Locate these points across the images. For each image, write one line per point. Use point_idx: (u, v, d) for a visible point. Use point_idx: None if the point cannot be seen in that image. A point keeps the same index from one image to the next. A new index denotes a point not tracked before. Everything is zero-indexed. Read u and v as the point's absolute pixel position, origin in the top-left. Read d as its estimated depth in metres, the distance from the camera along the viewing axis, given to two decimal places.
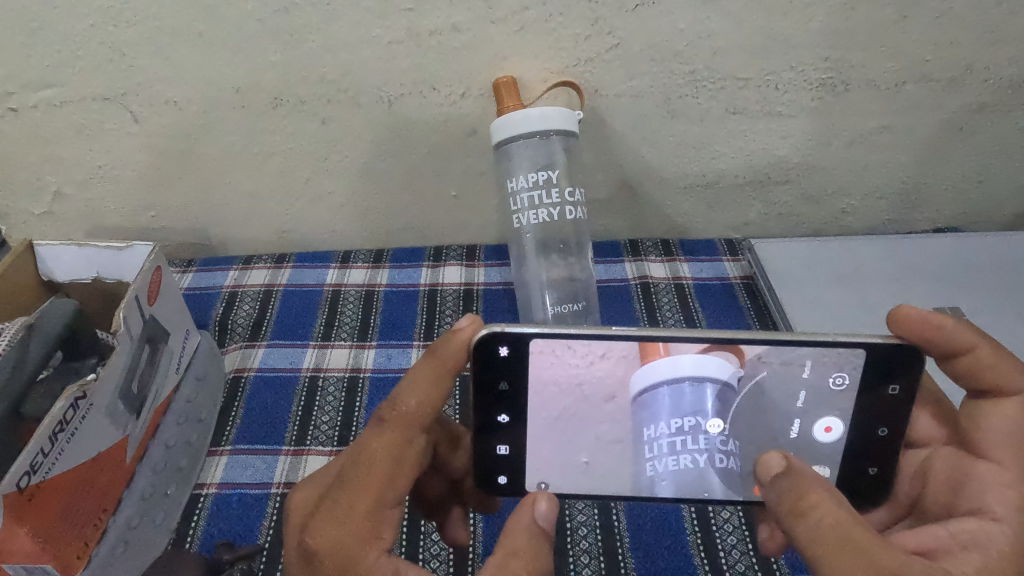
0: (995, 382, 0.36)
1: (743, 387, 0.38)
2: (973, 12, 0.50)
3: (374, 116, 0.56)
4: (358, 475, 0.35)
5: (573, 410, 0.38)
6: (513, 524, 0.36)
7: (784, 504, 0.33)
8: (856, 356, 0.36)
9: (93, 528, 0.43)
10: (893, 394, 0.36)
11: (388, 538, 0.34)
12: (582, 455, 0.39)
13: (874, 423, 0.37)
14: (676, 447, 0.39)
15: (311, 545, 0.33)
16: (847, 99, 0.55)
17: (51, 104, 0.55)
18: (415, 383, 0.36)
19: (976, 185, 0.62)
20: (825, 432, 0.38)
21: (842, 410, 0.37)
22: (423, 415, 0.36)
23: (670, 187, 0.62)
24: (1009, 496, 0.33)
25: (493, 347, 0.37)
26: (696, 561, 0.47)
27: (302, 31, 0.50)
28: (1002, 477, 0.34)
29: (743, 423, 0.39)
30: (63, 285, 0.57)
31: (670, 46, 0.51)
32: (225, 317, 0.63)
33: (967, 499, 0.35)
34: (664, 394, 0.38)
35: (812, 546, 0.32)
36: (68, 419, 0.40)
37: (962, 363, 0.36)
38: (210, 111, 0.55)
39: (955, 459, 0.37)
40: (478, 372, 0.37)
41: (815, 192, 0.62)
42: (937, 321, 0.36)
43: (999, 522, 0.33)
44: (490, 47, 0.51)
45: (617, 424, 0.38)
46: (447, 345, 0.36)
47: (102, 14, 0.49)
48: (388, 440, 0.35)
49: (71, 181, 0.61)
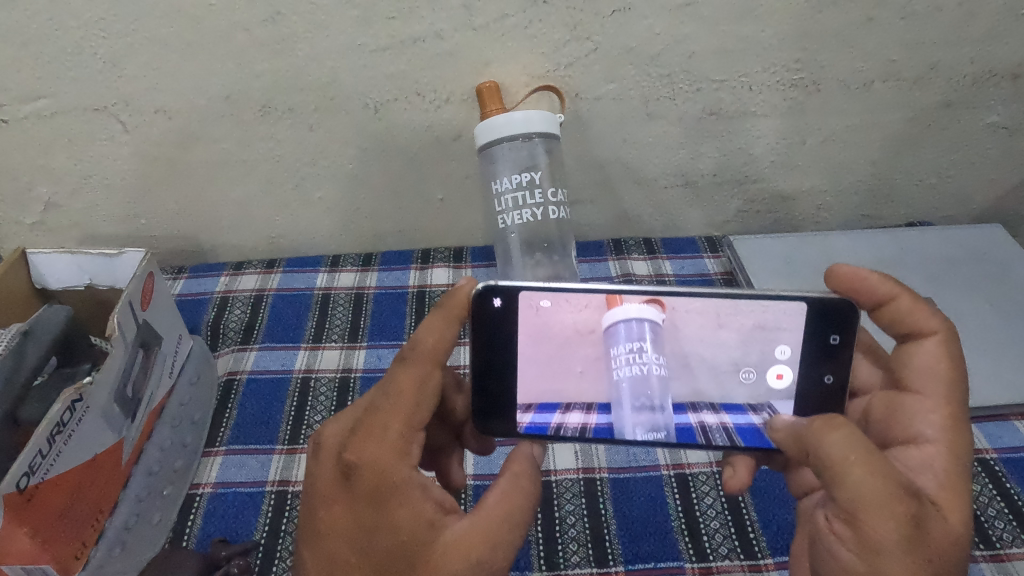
0: (915, 325, 0.37)
1: (690, 309, 0.39)
2: (936, 13, 0.51)
3: (360, 123, 0.57)
4: (387, 403, 0.36)
5: (532, 327, 0.40)
6: (516, 451, 0.39)
7: (818, 421, 0.33)
8: (799, 304, 0.38)
9: (90, 529, 0.44)
10: (835, 344, 0.38)
11: (415, 455, 0.36)
12: (543, 382, 0.41)
13: (820, 370, 0.39)
14: (632, 368, 0.40)
15: (350, 460, 0.35)
16: (819, 99, 0.57)
17: (41, 114, 0.55)
18: (427, 326, 0.38)
19: (945, 180, 0.64)
20: (778, 379, 0.40)
21: (791, 359, 0.39)
22: (439, 352, 0.38)
23: (651, 186, 0.64)
24: (935, 419, 0.34)
25: (489, 300, 0.39)
26: (681, 546, 0.48)
27: (288, 40, 0.51)
28: (925, 404, 0.35)
29: (697, 345, 0.40)
30: (56, 293, 0.57)
31: (647, 50, 0.53)
32: (218, 320, 0.64)
33: (899, 429, 0.36)
34: (605, 311, 0.40)
35: (842, 454, 0.32)
36: (65, 422, 0.40)
37: (887, 311, 0.38)
38: (198, 120, 0.56)
39: (886, 398, 0.37)
40: (474, 326, 0.40)
41: (790, 189, 0.64)
42: (863, 274, 0.38)
43: (932, 444, 0.34)
44: (474, 53, 0.52)
45: (576, 344, 0.41)
46: (452, 297, 0.38)
47: (90, 26, 0.50)
48: (408, 374, 0.37)
49: (63, 191, 0.61)
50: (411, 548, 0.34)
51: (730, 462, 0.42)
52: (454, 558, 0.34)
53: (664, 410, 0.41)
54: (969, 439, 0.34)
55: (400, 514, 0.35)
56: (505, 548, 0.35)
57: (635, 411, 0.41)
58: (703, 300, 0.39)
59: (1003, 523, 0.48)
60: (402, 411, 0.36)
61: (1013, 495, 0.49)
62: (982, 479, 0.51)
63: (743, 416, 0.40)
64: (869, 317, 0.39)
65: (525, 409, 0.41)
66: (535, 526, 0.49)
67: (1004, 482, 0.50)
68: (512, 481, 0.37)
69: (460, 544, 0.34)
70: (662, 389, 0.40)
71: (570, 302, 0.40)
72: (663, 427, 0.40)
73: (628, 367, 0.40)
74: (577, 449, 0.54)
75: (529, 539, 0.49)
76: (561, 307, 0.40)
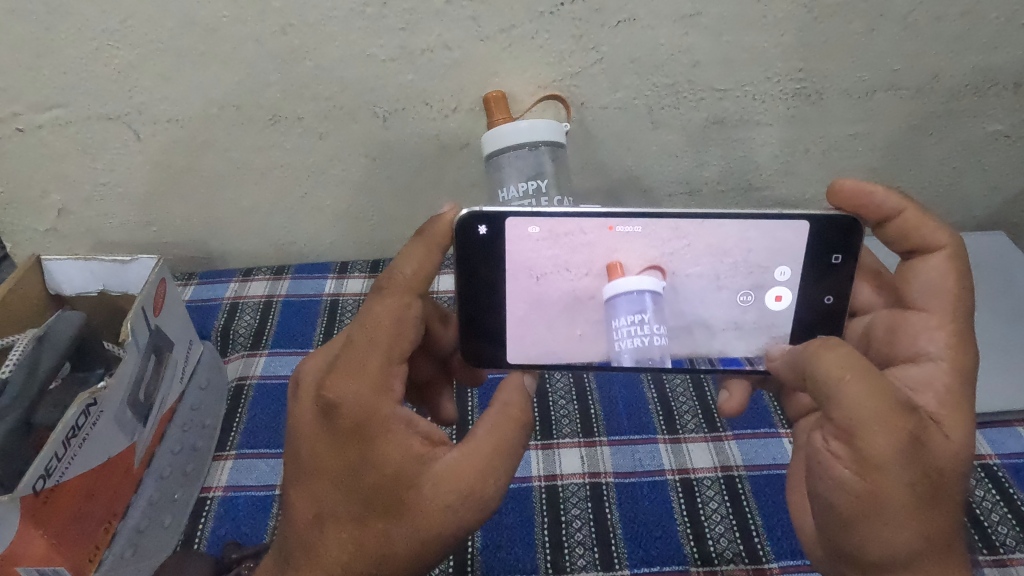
0: (922, 241, 0.39)
1: (690, 272, 0.42)
2: (937, 24, 0.52)
3: (369, 132, 0.57)
4: (367, 334, 0.38)
5: (531, 293, 0.44)
6: (508, 382, 0.41)
7: (819, 341, 0.36)
8: (801, 226, 0.40)
9: (103, 531, 0.45)
10: (836, 263, 0.41)
11: (398, 390, 0.38)
12: (543, 341, 0.45)
13: (822, 292, 0.42)
14: (634, 339, 0.43)
15: (330, 395, 0.37)
16: (822, 108, 0.57)
17: (56, 123, 0.56)
18: (408, 257, 0.40)
19: (948, 189, 0.65)
20: (776, 301, 0.43)
21: (791, 283, 0.42)
22: (419, 282, 0.40)
23: (655, 195, 0.64)
24: (939, 337, 0.37)
25: (473, 227, 0.41)
26: (686, 549, 0.49)
27: (299, 51, 0.52)
28: (930, 321, 0.38)
29: (695, 305, 0.43)
30: (70, 298, 0.58)
31: (652, 60, 0.53)
32: (227, 325, 0.65)
33: (903, 347, 0.39)
34: (605, 281, 0.42)
35: (837, 372, 0.34)
36: (80, 426, 0.41)
37: (893, 226, 0.40)
38: (210, 129, 0.57)
39: (890, 316, 0.41)
40: (462, 253, 0.42)
41: (794, 198, 0.65)
42: (869, 188, 0.39)
43: (936, 361, 0.37)
44: (481, 64, 0.53)
45: (577, 308, 0.44)
46: (434, 226, 0.41)
47: (106, 37, 0.51)
48: (388, 304, 0.39)
49: (76, 198, 0.62)
50: (399, 480, 0.36)
51: (725, 386, 0.48)
52: (444, 488, 0.36)
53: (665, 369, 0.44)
54: (969, 352, 0.37)
55: (384, 448, 0.36)
56: (495, 479, 0.37)
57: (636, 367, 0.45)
58: (704, 265, 0.42)
59: (1006, 528, 0.48)
60: (382, 343, 0.38)
61: (1014, 498, 0.50)
62: (985, 484, 0.51)
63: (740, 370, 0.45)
64: (875, 231, 0.41)
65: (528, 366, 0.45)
66: (542, 530, 0.50)
67: (1005, 484, 0.51)
68: (502, 411, 0.39)
69: (450, 475, 0.36)
70: (663, 352, 0.44)
71: (569, 270, 0.43)
72: None
73: (629, 340, 0.43)
74: (583, 453, 0.55)
75: (537, 543, 0.49)
76: (560, 275, 0.43)
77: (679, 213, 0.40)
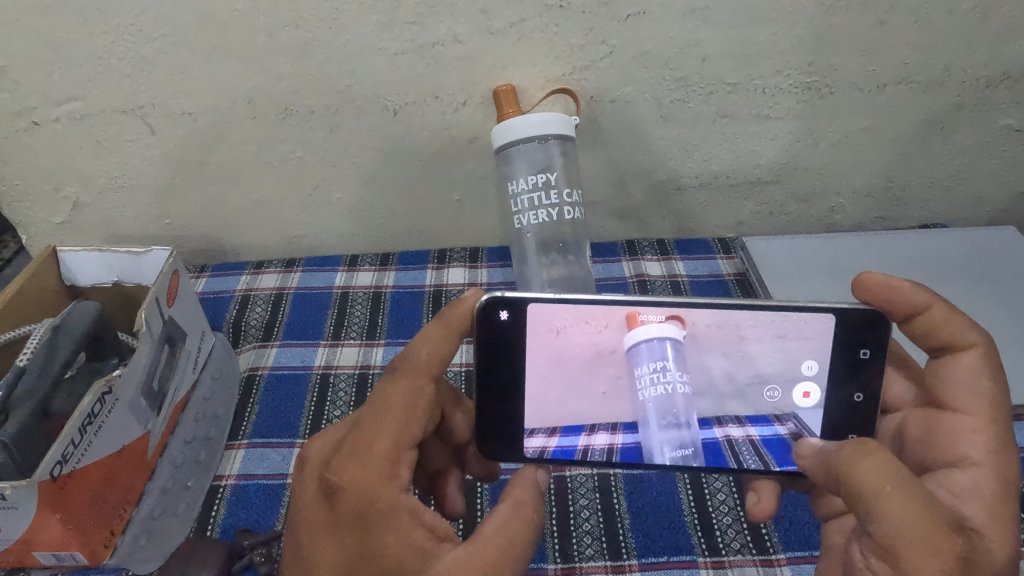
0: (951, 338, 0.38)
1: (709, 323, 0.40)
2: (949, 17, 0.52)
3: (379, 125, 0.58)
4: (375, 417, 0.38)
5: (553, 350, 0.41)
6: (519, 478, 0.40)
7: (849, 448, 0.34)
8: (825, 319, 0.39)
9: (117, 518, 0.45)
10: (864, 357, 0.39)
11: (404, 477, 0.37)
12: (566, 403, 0.42)
13: (851, 389, 0.40)
14: (656, 387, 0.42)
15: (332, 480, 0.36)
16: (832, 102, 0.57)
17: (71, 117, 0.57)
18: (425, 338, 0.40)
19: (958, 182, 0.65)
20: (804, 398, 0.41)
21: (818, 378, 0.40)
22: (434, 365, 0.40)
23: (664, 189, 0.65)
24: (978, 440, 0.35)
25: (494, 312, 0.39)
26: (694, 541, 0.49)
27: (311, 45, 0.52)
28: (968, 424, 0.36)
29: (717, 358, 0.41)
30: (85, 290, 0.59)
31: (661, 54, 0.53)
32: (239, 318, 0.66)
33: (941, 451, 0.36)
34: (625, 333, 0.41)
35: (877, 484, 0.32)
36: (95, 413, 0.42)
37: (920, 322, 0.39)
38: (222, 122, 0.57)
39: (926, 417, 0.38)
40: (482, 342, 0.40)
41: (803, 192, 0.65)
42: (895, 283, 0.39)
43: (977, 465, 0.34)
44: (491, 57, 0.53)
45: (597, 365, 0.42)
46: (454, 309, 0.40)
47: (120, 31, 0.51)
48: (401, 386, 0.38)
49: (91, 191, 0.63)
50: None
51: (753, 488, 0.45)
52: None
53: (690, 426, 0.42)
54: (1014, 458, 0.34)
55: (384, 539, 0.35)
56: None
57: (663, 428, 0.42)
58: (722, 313, 0.40)
59: None
60: (390, 426, 0.37)
61: None
62: None
63: (770, 427, 0.42)
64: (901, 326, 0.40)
65: (551, 434, 0.42)
66: (551, 520, 0.50)
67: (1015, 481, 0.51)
68: (515, 508, 0.38)
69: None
70: (687, 406, 0.42)
71: (589, 323, 0.41)
72: (691, 443, 0.42)
73: (652, 388, 0.42)
74: None
75: (545, 534, 0.50)
76: (580, 328, 0.41)
77: (697, 301, 0.38)
